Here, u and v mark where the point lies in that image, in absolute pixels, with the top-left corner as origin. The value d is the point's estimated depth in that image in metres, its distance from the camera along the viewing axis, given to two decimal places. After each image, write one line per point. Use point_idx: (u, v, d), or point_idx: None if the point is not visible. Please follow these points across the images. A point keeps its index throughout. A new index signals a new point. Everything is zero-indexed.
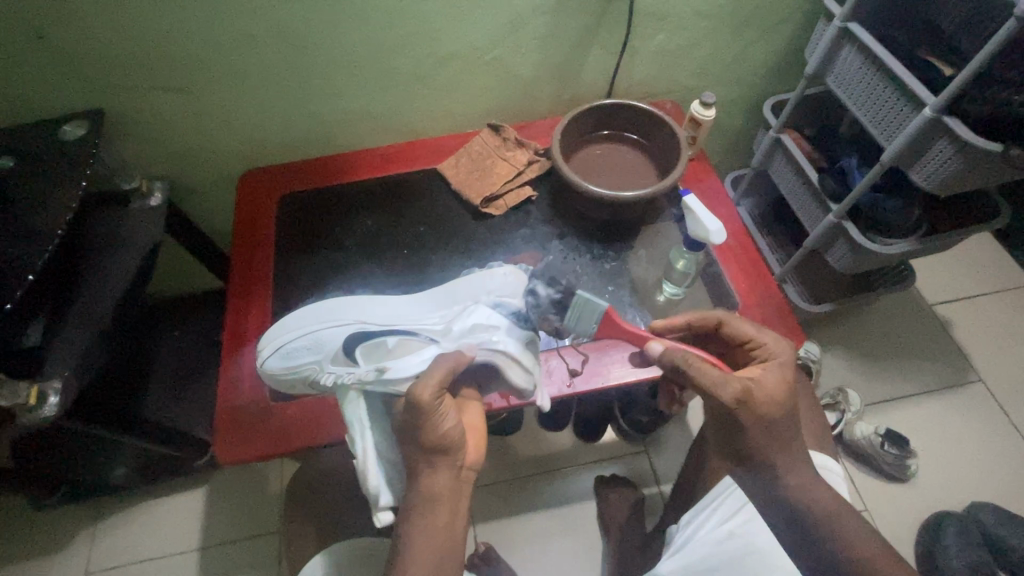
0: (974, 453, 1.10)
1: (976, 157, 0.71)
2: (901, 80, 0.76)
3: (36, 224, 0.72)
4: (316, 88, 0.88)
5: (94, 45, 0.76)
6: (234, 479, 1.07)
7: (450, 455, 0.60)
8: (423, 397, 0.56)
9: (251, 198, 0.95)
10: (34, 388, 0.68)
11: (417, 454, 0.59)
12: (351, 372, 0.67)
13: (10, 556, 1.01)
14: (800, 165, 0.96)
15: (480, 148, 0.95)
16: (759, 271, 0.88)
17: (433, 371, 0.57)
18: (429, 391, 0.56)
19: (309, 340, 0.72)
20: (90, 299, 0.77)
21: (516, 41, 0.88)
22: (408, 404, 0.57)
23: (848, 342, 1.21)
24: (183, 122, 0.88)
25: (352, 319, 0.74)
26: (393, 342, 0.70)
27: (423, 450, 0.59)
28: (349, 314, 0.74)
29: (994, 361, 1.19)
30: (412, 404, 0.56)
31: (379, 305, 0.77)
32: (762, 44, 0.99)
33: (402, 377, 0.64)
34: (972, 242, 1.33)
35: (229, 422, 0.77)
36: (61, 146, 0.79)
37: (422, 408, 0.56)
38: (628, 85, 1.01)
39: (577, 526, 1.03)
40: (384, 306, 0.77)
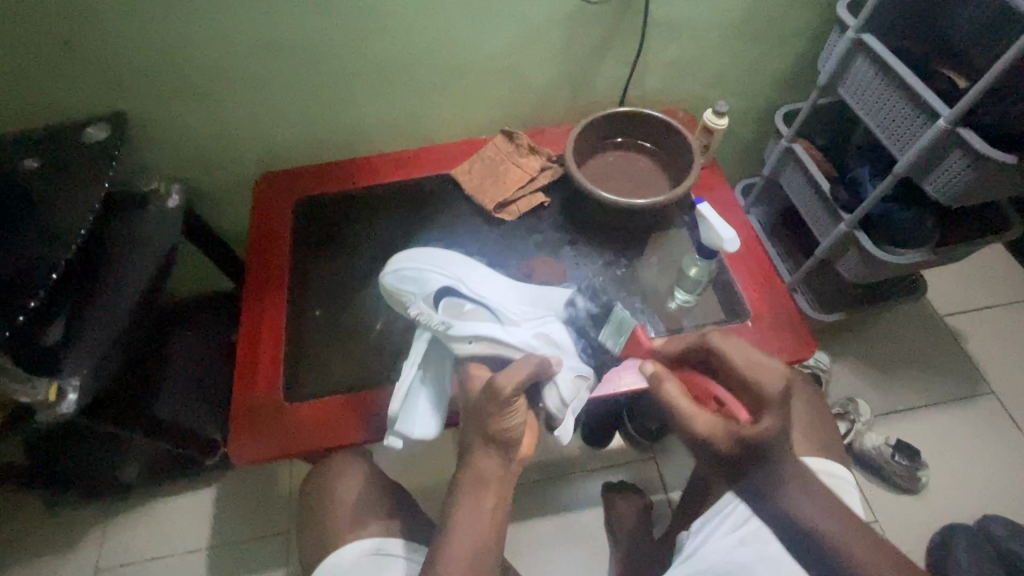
0: (985, 466, 1.09)
1: (990, 169, 0.71)
2: (914, 92, 0.76)
3: (59, 225, 0.73)
4: (333, 94, 0.90)
5: (120, 50, 0.77)
6: (244, 480, 1.08)
7: (504, 444, 0.61)
8: (505, 389, 0.57)
9: (267, 201, 0.96)
10: (53, 385, 0.69)
11: (476, 440, 0.61)
12: (430, 314, 0.70)
13: (23, 552, 1.02)
14: (813, 174, 0.97)
15: (494, 154, 0.96)
16: (771, 279, 0.88)
17: (519, 368, 0.59)
18: (512, 386, 0.58)
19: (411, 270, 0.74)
20: (109, 297, 0.79)
21: (531, 49, 0.89)
22: (486, 389, 0.59)
23: (858, 352, 1.21)
24: (202, 125, 0.89)
25: (457, 275, 0.74)
26: (474, 308, 0.72)
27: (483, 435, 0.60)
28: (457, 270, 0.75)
29: (1006, 374, 1.18)
30: (493, 393, 0.58)
31: (486, 272, 0.77)
32: (775, 54, 1.00)
33: (461, 343, 0.68)
34: (983, 254, 1.33)
35: (244, 422, 0.78)
36: (84, 148, 0.80)
37: (499, 398, 0.58)
38: (641, 94, 1.02)
39: (585, 532, 1.03)
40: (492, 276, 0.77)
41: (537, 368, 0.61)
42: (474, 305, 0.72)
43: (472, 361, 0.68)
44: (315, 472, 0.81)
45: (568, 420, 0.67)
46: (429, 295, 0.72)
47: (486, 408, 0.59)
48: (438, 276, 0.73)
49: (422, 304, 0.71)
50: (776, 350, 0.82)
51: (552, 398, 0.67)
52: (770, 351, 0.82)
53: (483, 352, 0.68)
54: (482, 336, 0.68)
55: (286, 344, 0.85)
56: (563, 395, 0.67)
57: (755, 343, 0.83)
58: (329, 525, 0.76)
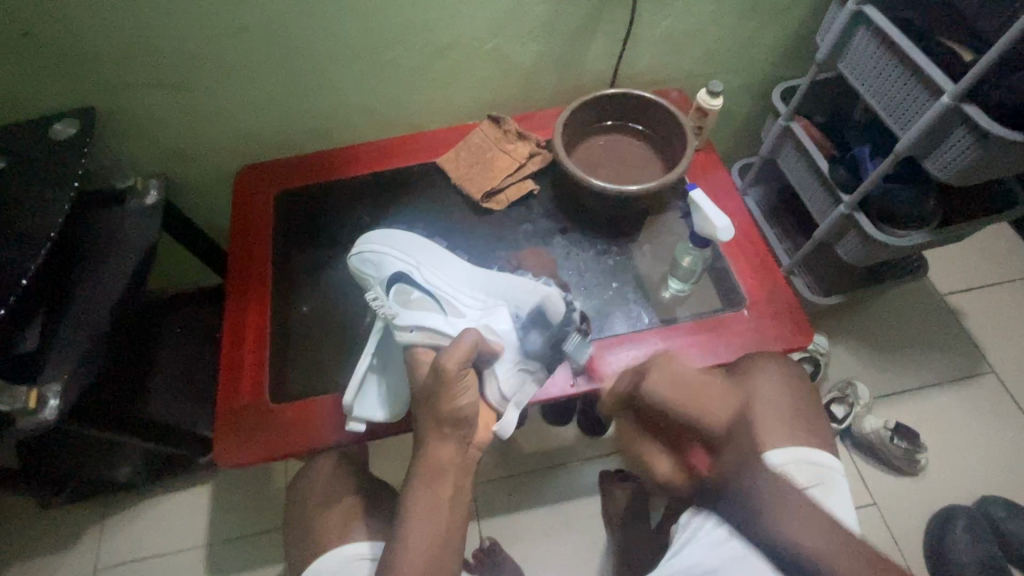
0: (983, 445, 1.08)
1: (996, 147, 0.68)
2: (918, 66, 0.73)
3: (28, 226, 0.71)
4: (311, 81, 0.86)
5: (83, 40, 0.74)
6: (239, 475, 1.07)
7: None
8: (447, 365, 0.58)
9: (250, 193, 0.93)
10: (33, 392, 0.67)
11: (447, 434, 0.59)
12: (380, 301, 0.71)
13: (21, 552, 1.02)
14: (811, 154, 0.93)
15: (480, 140, 0.92)
16: (769, 265, 0.85)
17: (461, 343, 0.60)
18: (454, 363, 0.58)
19: (374, 259, 0.77)
20: (89, 300, 0.76)
21: (516, 29, 0.85)
22: (432, 367, 0.60)
23: (857, 333, 1.19)
24: (176, 117, 0.86)
25: (411, 262, 0.76)
26: (417, 294, 0.73)
27: (437, 416, 0.59)
28: (416, 258, 0.77)
29: (1007, 351, 1.17)
30: (435, 371, 0.59)
31: (441, 259, 0.79)
32: (772, 28, 0.95)
33: (404, 332, 0.66)
34: (985, 230, 1.30)
35: (231, 423, 0.77)
36: (53, 145, 0.77)
37: (441, 376, 0.59)
38: (633, 73, 0.98)
39: (580, 520, 1.03)
40: (447, 266, 0.79)
41: (477, 346, 0.61)
42: (416, 292, 0.74)
43: (416, 347, 0.66)
44: (304, 470, 0.80)
45: (507, 412, 0.67)
46: (384, 280, 0.75)
47: (433, 390, 0.59)
48: (395, 261, 0.76)
49: (377, 286, 0.74)
50: (773, 337, 0.80)
51: (493, 389, 0.68)
52: (766, 340, 0.80)
53: (423, 341, 0.66)
54: (425, 326, 0.66)
55: (271, 343, 0.83)
56: (503, 388, 0.68)
57: (751, 331, 0.81)
58: (317, 524, 0.75)
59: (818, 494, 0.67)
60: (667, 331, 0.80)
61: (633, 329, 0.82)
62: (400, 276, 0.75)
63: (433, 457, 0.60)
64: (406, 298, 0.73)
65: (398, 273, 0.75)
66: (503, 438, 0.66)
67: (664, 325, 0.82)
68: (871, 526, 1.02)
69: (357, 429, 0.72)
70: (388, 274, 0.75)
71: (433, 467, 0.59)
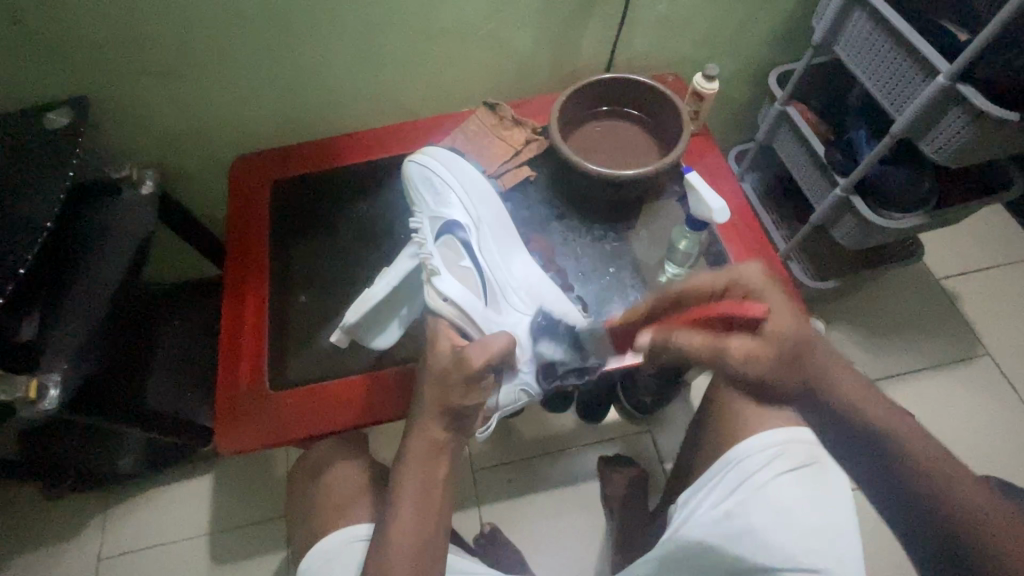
0: (979, 428, 1.09)
1: (990, 127, 0.68)
2: (913, 46, 0.73)
3: (23, 218, 0.71)
4: (305, 70, 0.86)
5: (73, 28, 0.73)
6: (240, 465, 1.08)
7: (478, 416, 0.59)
8: (473, 360, 0.59)
9: (245, 181, 0.92)
10: (33, 381, 0.67)
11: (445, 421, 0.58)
12: (427, 245, 0.76)
13: (27, 541, 1.03)
14: (808, 139, 0.93)
15: (476, 127, 0.91)
16: (765, 249, 0.85)
17: (493, 341, 0.61)
18: (480, 356, 0.59)
19: (440, 185, 0.81)
20: (86, 290, 0.77)
21: (511, 14, 0.85)
22: (455, 356, 0.60)
23: (855, 318, 1.20)
24: (169, 106, 0.85)
25: (475, 220, 0.80)
26: (464, 257, 0.76)
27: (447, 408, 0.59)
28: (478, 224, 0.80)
29: (1004, 335, 1.17)
30: (459, 362, 0.59)
31: (499, 231, 0.82)
32: (769, 12, 0.95)
33: (444, 296, 0.69)
34: (982, 215, 1.30)
35: (231, 411, 0.77)
36: (45, 136, 0.76)
37: (464, 369, 0.59)
38: (629, 59, 0.98)
39: (580, 504, 1.04)
40: (507, 247, 0.81)
41: (509, 347, 0.62)
42: (464, 253, 0.77)
43: (439, 317, 0.68)
44: (307, 458, 0.80)
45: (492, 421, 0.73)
46: (439, 220, 0.79)
47: (452, 376, 0.59)
48: (459, 210, 0.79)
49: (428, 224, 0.79)
50: None
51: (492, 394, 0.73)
52: None
53: (449, 316, 0.68)
54: (457, 303, 0.68)
55: (270, 331, 0.83)
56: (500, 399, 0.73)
57: None
58: (318, 511, 0.75)
59: (811, 474, 0.65)
60: None
61: None
62: (455, 228, 0.78)
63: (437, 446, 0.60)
64: (454, 258, 0.76)
65: (456, 224, 0.78)
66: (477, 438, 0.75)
67: None
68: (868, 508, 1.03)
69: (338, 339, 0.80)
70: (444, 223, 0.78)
71: (410, 444, 0.59)
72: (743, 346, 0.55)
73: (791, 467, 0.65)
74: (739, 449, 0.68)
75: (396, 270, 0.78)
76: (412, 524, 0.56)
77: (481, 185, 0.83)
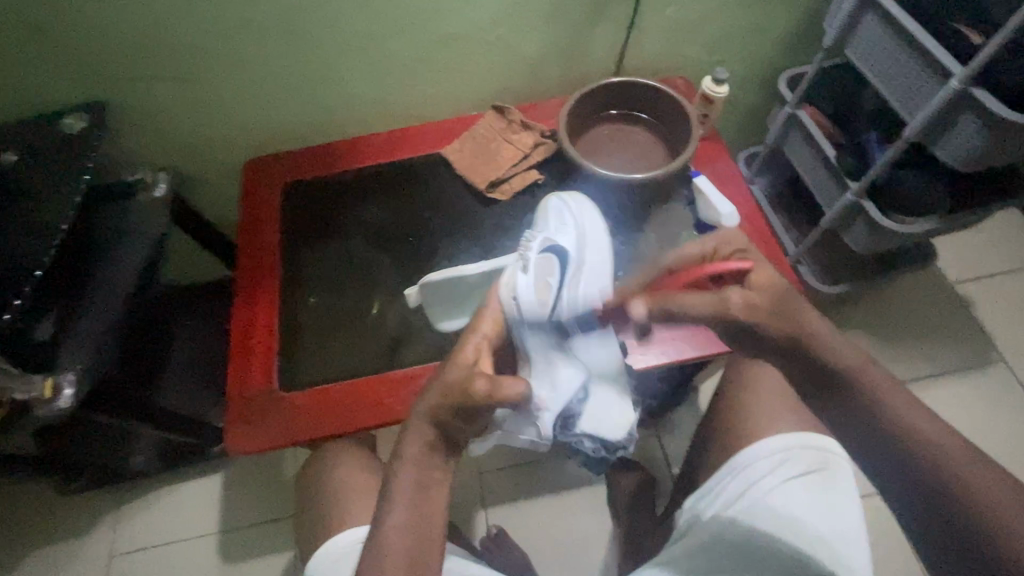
0: (994, 436, 1.07)
1: (1004, 131, 0.67)
2: (925, 50, 0.72)
3: (40, 220, 0.72)
4: (315, 74, 0.87)
5: (89, 33, 0.74)
6: (249, 465, 1.09)
7: None
8: (477, 389, 0.50)
9: (258, 185, 0.94)
10: (49, 380, 0.69)
11: None
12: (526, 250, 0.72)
13: (41, 539, 1.04)
14: (818, 143, 0.93)
15: (485, 131, 0.93)
16: (774, 254, 0.85)
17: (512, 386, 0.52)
18: (486, 389, 0.50)
19: (568, 219, 0.74)
20: (101, 292, 0.78)
21: (520, 18, 0.85)
22: (462, 380, 0.51)
23: (866, 324, 1.18)
24: (182, 110, 0.86)
25: (583, 261, 0.69)
26: (554, 282, 0.67)
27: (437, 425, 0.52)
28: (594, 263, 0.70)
29: (1019, 342, 1.15)
30: (465, 385, 0.51)
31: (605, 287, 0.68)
32: (779, 15, 0.94)
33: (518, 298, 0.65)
34: (997, 219, 1.29)
35: (242, 412, 0.78)
36: (62, 140, 0.78)
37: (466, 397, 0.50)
38: (638, 62, 0.98)
39: (588, 508, 1.04)
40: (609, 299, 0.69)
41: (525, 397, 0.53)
42: (555, 280, 0.67)
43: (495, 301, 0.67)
44: (316, 459, 0.81)
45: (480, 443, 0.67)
46: (551, 241, 0.71)
47: (449, 399, 0.51)
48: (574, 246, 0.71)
49: (541, 236, 0.73)
50: None
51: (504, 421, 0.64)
52: None
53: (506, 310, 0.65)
54: (519, 305, 0.64)
55: (280, 332, 0.84)
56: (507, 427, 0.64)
57: None
58: (325, 512, 0.75)
59: (819, 480, 0.64)
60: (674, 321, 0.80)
61: None
62: (561, 256, 0.69)
63: None
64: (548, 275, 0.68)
65: (564, 252, 0.70)
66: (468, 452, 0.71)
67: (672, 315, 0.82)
68: (879, 517, 1.01)
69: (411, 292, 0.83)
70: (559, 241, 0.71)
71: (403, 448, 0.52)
72: (742, 297, 0.49)
73: (800, 472, 0.65)
74: (743, 456, 0.68)
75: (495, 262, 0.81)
76: None
77: (604, 234, 0.73)
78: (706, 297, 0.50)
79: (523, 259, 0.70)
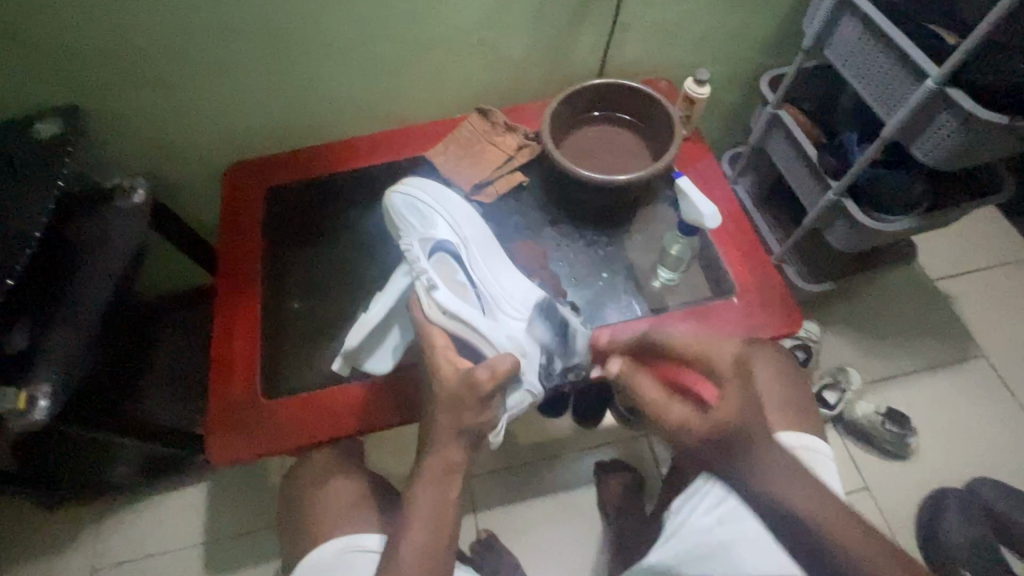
0: (975, 430, 1.09)
1: (979, 130, 0.69)
2: (902, 50, 0.73)
3: (13, 227, 0.70)
4: (296, 78, 0.86)
5: (63, 37, 0.73)
6: (235, 473, 1.07)
7: None
8: (481, 376, 0.62)
9: (238, 189, 0.92)
10: (22, 393, 0.67)
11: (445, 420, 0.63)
12: (416, 263, 0.72)
13: (20, 553, 1.02)
14: (800, 142, 0.93)
15: (469, 133, 0.92)
16: (758, 253, 0.85)
17: (502, 363, 0.63)
18: (486, 373, 0.62)
19: (427, 211, 0.78)
20: (76, 300, 0.76)
21: (502, 21, 0.85)
22: (464, 378, 0.62)
23: (850, 321, 1.20)
24: (160, 114, 0.85)
25: (463, 239, 0.77)
26: (463, 275, 0.75)
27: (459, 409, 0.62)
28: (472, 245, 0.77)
29: (999, 336, 1.17)
30: (468, 381, 0.62)
31: (497, 258, 0.79)
32: (760, 16, 0.95)
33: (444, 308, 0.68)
34: (975, 216, 1.31)
35: (224, 420, 0.77)
36: (35, 145, 0.76)
37: (474, 386, 0.62)
38: (621, 64, 0.98)
39: (577, 510, 1.04)
40: (498, 266, 0.79)
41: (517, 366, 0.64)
42: (462, 274, 0.75)
43: (434, 327, 0.68)
44: (302, 468, 0.80)
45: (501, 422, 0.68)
46: (430, 241, 0.75)
47: (464, 397, 0.62)
48: (449, 234, 0.77)
49: (418, 244, 0.74)
50: (763, 324, 0.81)
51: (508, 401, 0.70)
52: (756, 326, 0.80)
53: (450, 326, 0.68)
54: (455, 313, 0.68)
55: (262, 338, 0.83)
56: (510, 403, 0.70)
57: (740, 319, 0.81)
58: (312, 521, 0.75)
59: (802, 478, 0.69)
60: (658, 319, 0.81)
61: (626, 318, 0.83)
62: (445, 249, 0.76)
63: (441, 453, 0.63)
64: (450, 272, 0.75)
65: (446, 244, 0.76)
66: (493, 445, 0.68)
67: (655, 314, 0.83)
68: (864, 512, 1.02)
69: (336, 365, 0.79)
70: (439, 241, 0.75)
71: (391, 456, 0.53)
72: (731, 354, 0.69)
73: None
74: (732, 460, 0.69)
75: (392, 288, 0.76)
76: (415, 539, 0.59)
77: (463, 207, 0.81)
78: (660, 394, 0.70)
79: (419, 274, 0.71)
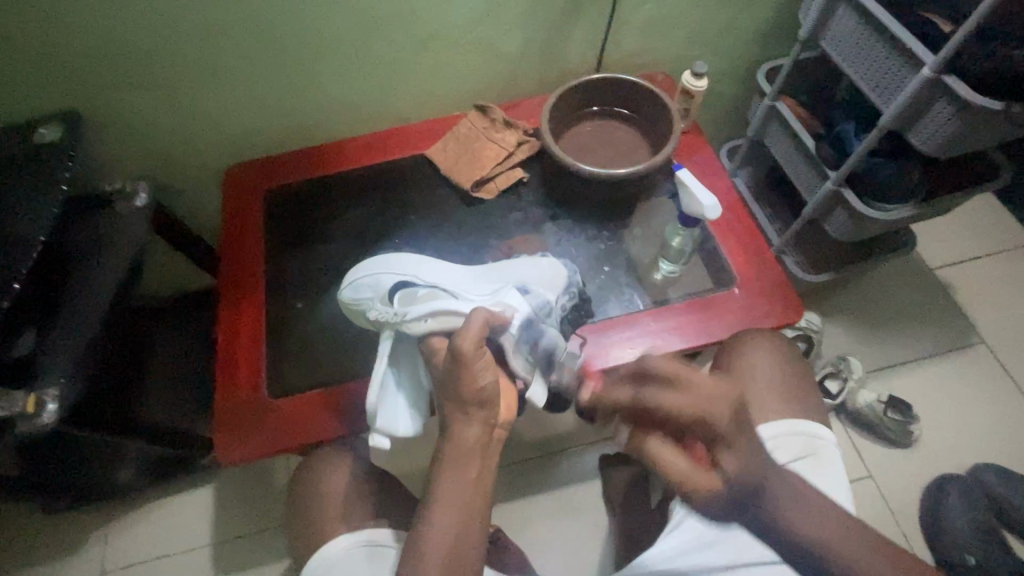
0: (976, 417, 1.10)
1: (976, 116, 0.69)
2: (897, 39, 0.73)
3: (16, 232, 0.71)
4: (295, 78, 0.86)
5: (63, 42, 0.73)
6: (241, 474, 1.08)
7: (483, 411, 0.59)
8: (463, 346, 0.57)
9: (239, 190, 0.92)
10: (30, 396, 0.67)
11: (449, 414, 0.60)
12: (385, 312, 0.71)
13: (29, 558, 1.02)
14: (797, 133, 0.94)
15: (468, 130, 0.93)
16: (757, 244, 0.86)
17: (473, 323, 0.59)
18: (470, 343, 0.58)
19: (371, 283, 0.76)
20: (81, 303, 0.76)
21: (499, 18, 0.85)
22: (450, 354, 0.58)
23: (851, 311, 1.20)
24: (159, 116, 0.85)
25: (411, 271, 0.76)
26: (423, 291, 0.73)
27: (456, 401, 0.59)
28: (410, 267, 0.76)
29: (999, 324, 1.18)
30: (455, 358, 0.58)
31: (437, 263, 0.78)
32: (756, 9, 0.96)
33: (415, 320, 0.67)
34: (974, 204, 1.31)
35: (230, 420, 0.77)
36: (36, 150, 0.76)
37: (463, 360, 0.57)
38: (618, 58, 0.98)
39: (582, 504, 1.04)
40: (441, 268, 0.78)
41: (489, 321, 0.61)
42: (421, 290, 0.73)
43: (430, 335, 0.66)
44: (308, 466, 0.80)
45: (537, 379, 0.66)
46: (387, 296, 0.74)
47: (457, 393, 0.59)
48: (396, 275, 0.76)
49: (379, 303, 0.73)
50: (764, 315, 0.81)
51: (520, 362, 0.65)
52: (757, 318, 0.81)
53: (438, 328, 0.66)
54: (437, 313, 0.67)
55: (267, 338, 0.83)
56: (527, 356, 0.66)
57: (740, 311, 0.82)
58: (318, 519, 0.75)
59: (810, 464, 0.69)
60: (659, 312, 0.81)
61: (628, 312, 0.83)
62: (401, 286, 0.75)
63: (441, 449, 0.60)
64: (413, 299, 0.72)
65: (398, 283, 0.75)
66: (538, 405, 0.68)
67: (657, 306, 0.83)
68: (867, 499, 1.03)
69: (381, 443, 0.71)
70: (390, 288, 0.74)
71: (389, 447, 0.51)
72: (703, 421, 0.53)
73: (796, 456, 0.69)
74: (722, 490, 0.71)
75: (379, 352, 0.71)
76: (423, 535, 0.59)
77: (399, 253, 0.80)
78: (686, 464, 0.54)
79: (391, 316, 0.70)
